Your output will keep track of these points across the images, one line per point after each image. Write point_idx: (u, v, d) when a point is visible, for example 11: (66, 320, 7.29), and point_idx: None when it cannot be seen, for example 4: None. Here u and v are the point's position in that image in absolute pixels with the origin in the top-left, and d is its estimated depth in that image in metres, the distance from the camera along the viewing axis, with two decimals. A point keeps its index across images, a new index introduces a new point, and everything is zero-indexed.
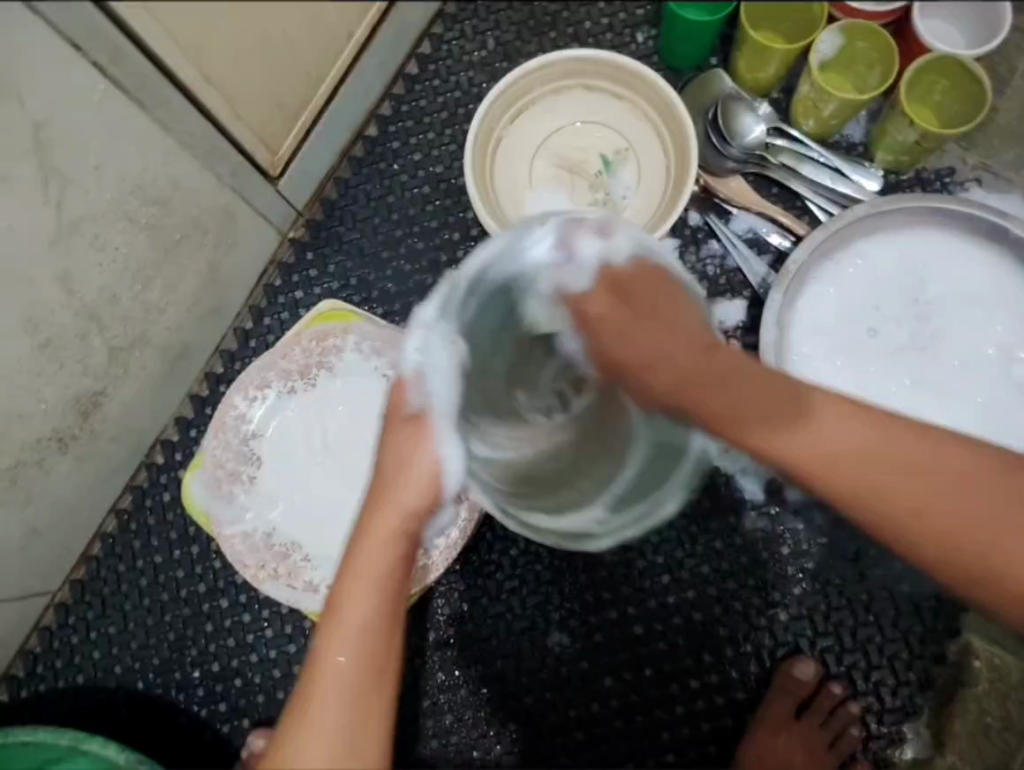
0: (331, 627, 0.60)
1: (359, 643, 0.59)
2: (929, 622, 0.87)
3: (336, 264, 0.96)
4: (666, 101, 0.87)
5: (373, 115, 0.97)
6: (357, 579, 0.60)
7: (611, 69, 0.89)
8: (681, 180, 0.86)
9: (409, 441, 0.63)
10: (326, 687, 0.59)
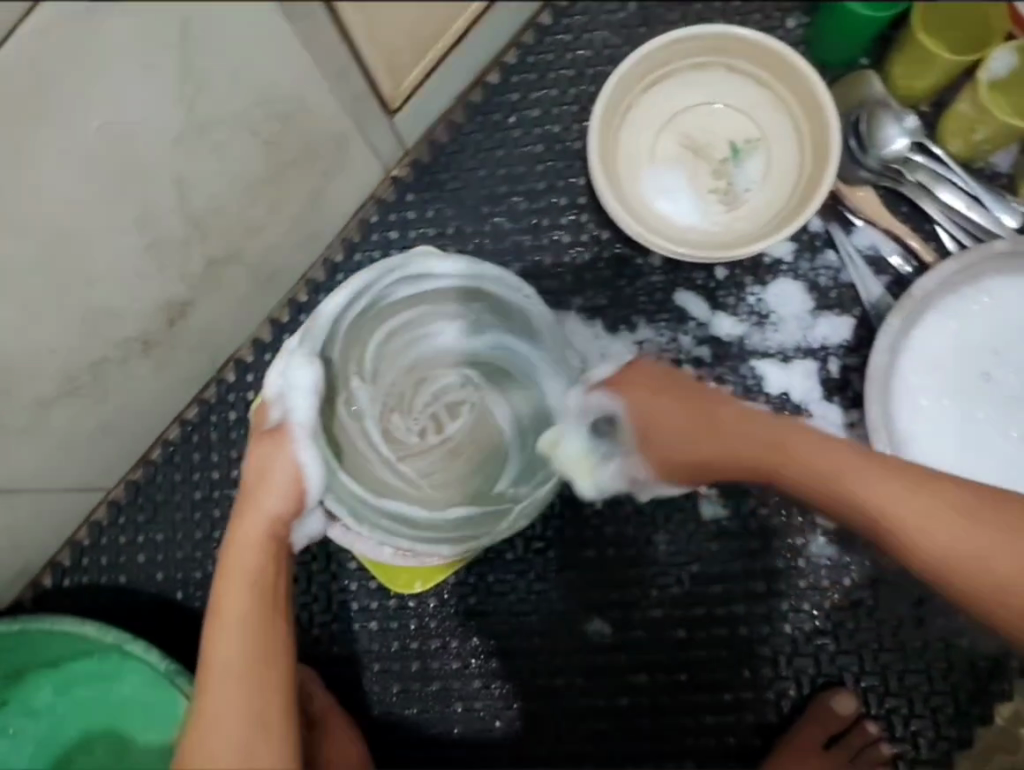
0: (216, 628, 0.67)
1: (241, 636, 0.67)
2: (983, 681, 0.84)
3: (434, 210, 0.93)
4: (814, 96, 0.83)
5: (498, 62, 0.93)
6: (235, 573, 0.69)
7: (761, 53, 0.84)
8: (815, 183, 0.82)
9: (259, 463, 0.74)
10: (220, 675, 0.65)
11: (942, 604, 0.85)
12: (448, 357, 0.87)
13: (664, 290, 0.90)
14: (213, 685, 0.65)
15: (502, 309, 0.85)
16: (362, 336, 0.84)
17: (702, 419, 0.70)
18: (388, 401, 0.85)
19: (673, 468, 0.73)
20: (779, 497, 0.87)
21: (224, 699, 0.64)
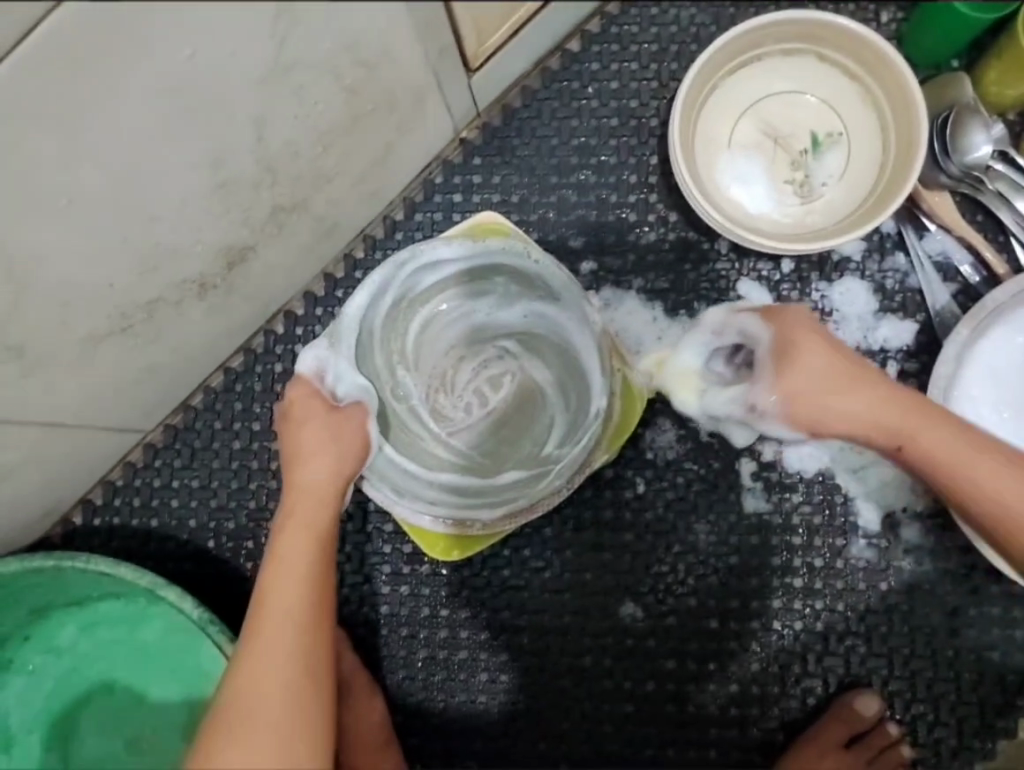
0: (270, 578, 0.70)
1: (295, 579, 0.70)
2: (1009, 696, 0.84)
3: (501, 176, 0.92)
4: (904, 93, 0.81)
5: (580, 29, 0.91)
6: (294, 527, 0.72)
7: (853, 46, 0.82)
8: (897, 182, 0.81)
9: (325, 427, 0.76)
10: (273, 622, 0.68)
11: (976, 617, 0.85)
12: (481, 334, 0.87)
13: (727, 278, 0.89)
14: (265, 632, 0.67)
15: (522, 277, 0.86)
16: (397, 328, 0.86)
17: (840, 376, 0.70)
18: (431, 385, 0.86)
19: (801, 420, 0.71)
20: (823, 496, 0.86)
21: (275, 646, 0.67)
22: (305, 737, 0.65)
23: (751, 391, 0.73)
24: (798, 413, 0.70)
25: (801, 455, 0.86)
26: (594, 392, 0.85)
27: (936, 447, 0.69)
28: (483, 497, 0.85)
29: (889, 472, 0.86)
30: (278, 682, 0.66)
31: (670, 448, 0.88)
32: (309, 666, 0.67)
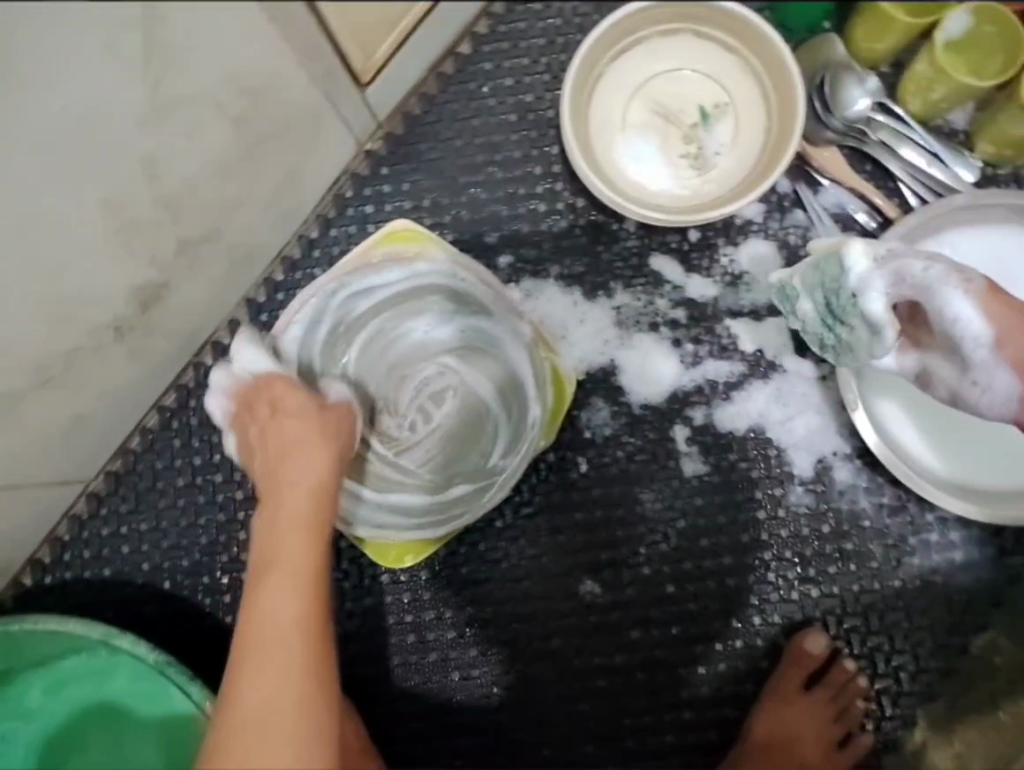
0: (269, 582, 0.67)
1: (299, 575, 0.67)
2: (958, 615, 0.88)
3: (411, 183, 0.93)
4: (778, 58, 0.84)
5: (468, 32, 0.93)
6: (289, 528, 0.69)
7: (726, 22, 0.86)
8: (782, 144, 0.85)
9: (322, 426, 0.74)
10: (276, 627, 0.64)
11: (916, 545, 0.88)
12: (422, 352, 0.87)
13: (640, 254, 0.92)
14: (273, 628, 0.64)
15: (456, 295, 0.87)
16: (336, 355, 0.86)
17: None
18: (375, 405, 0.87)
19: (1002, 314, 0.72)
20: (757, 450, 0.90)
21: (281, 651, 0.63)
22: (315, 752, 0.60)
23: (964, 271, 0.74)
24: (995, 304, 0.73)
25: (730, 414, 0.90)
26: (530, 405, 0.86)
27: None
28: (434, 512, 0.86)
29: (815, 419, 0.89)
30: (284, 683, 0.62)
31: (606, 424, 0.91)
32: (320, 665, 0.63)
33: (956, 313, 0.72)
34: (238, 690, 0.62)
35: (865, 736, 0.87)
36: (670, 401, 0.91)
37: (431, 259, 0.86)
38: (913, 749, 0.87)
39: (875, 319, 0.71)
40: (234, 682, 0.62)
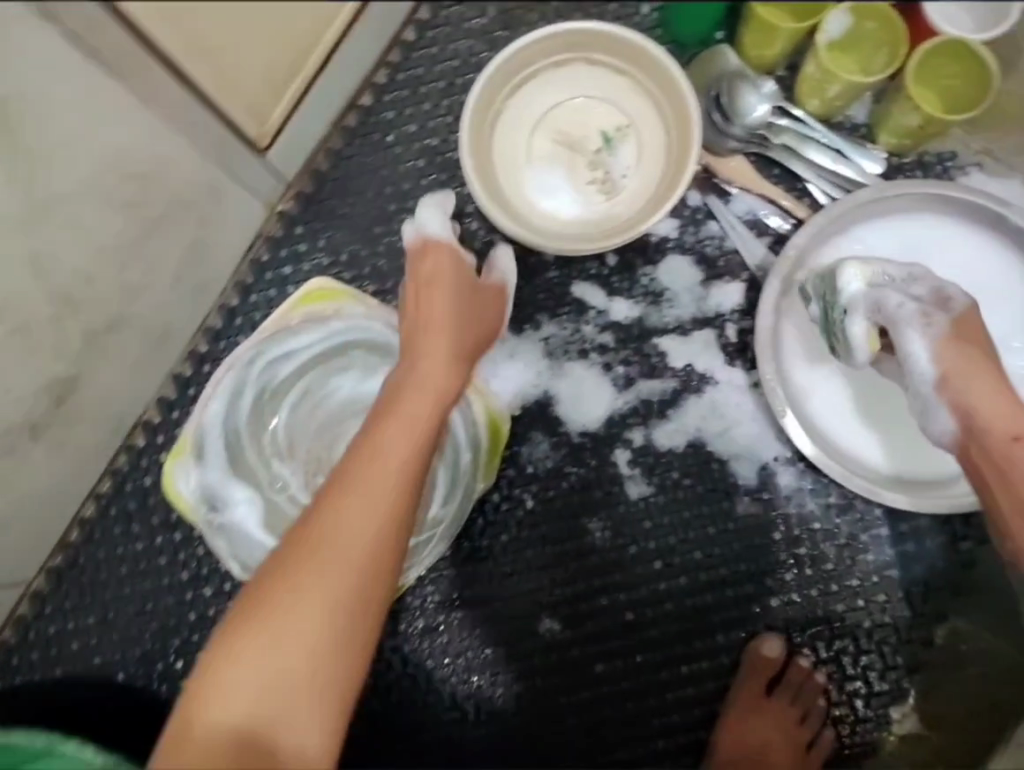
0: (387, 430, 0.71)
1: (411, 432, 0.70)
2: (918, 607, 0.88)
3: (327, 238, 0.92)
4: (669, 77, 0.85)
5: (368, 83, 0.93)
6: (416, 386, 0.73)
7: (613, 48, 0.86)
8: (682, 162, 0.85)
9: (460, 314, 0.80)
10: (382, 473, 0.68)
11: (868, 542, 0.88)
12: (350, 408, 0.85)
13: (561, 284, 0.92)
14: (373, 473, 0.68)
15: (380, 349, 0.85)
16: (263, 423, 0.84)
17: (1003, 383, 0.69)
18: (308, 469, 0.84)
19: (943, 360, 0.69)
20: (698, 465, 0.89)
21: (378, 497, 0.67)
22: (366, 603, 0.63)
23: (936, 312, 0.71)
24: (941, 350, 0.70)
25: (668, 432, 0.90)
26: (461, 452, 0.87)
27: None
28: None
29: (752, 428, 0.89)
30: (370, 532, 0.65)
31: (547, 457, 0.90)
32: (399, 527, 0.66)
33: (906, 348, 0.71)
34: (329, 515, 0.65)
35: (826, 740, 0.86)
36: (608, 427, 0.90)
37: (350, 314, 0.84)
38: (890, 749, 0.87)
39: (849, 339, 0.74)
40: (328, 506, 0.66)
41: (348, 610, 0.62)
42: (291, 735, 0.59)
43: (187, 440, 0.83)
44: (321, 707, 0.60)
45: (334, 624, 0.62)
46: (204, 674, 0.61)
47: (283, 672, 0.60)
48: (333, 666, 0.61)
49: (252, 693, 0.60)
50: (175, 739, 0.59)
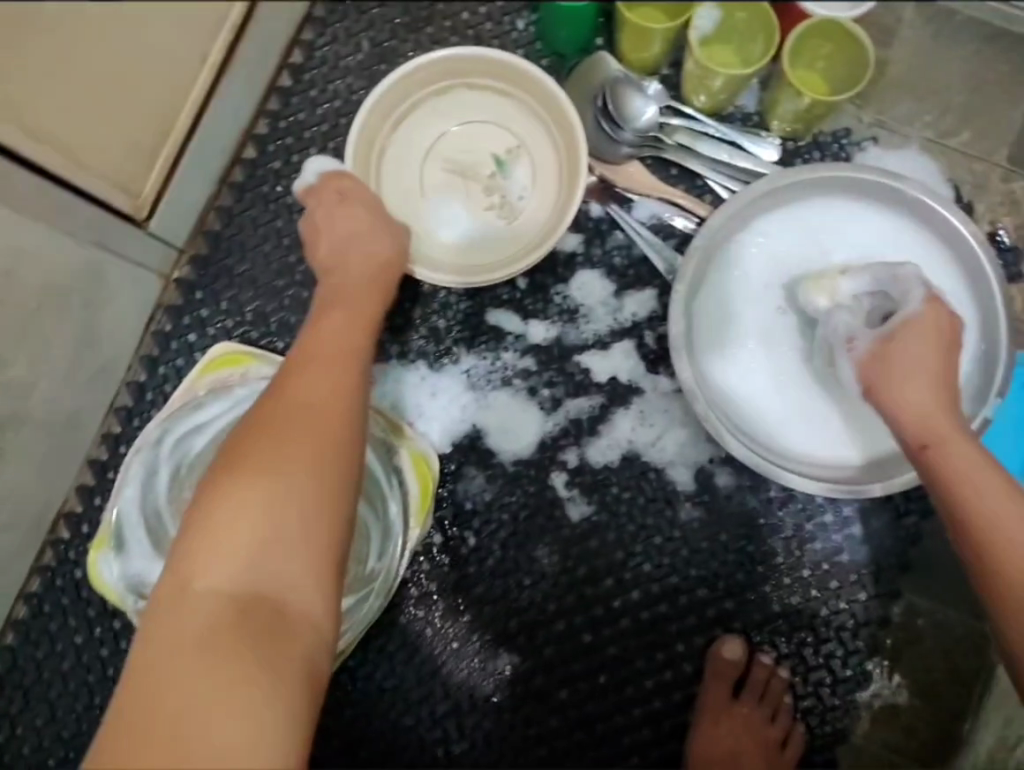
0: (330, 319, 0.68)
1: (352, 325, 0.68)
2: (873, 588, 0.87)
3: (229, 300, 0.89)
4: (548, 96, 0.83)
5: (249, 135, 0.89)
6: (348, 293, 0.72)
7: (493, 69, 0.84)
8: (574, 180, 0.83)
9: (386, 222, 0.76)
10: (330, 350, 0.65)
11: (814, 530, 0.88)
12: None
13: (474, 313, 0.90)
14: (321, 359, 0.64)
15: None
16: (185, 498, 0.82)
17: (929, 377, 0.69)
18: None
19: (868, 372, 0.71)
20: (636, 476, 0.88)
21: (335, 367, 0.63)
22: (345, 457, 0.58)
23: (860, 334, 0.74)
24: (865, 367, 0.72)
25: (601, 448, 0.88)
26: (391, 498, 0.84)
27: (965, 479, 0.63)
28: None
29: (683, 432, 0.88)
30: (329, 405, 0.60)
31: (484, 490, 0.89)
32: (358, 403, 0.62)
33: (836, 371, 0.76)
34: (287, 387, 0.61)
35: (796, 737, 0.86)
36: (541, 451, 0.89)
37: (258, 377, 0.83)
38: (861, 732, 0.87)
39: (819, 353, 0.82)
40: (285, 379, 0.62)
41: (331, 461, 0.57)
42: (292, 571, 0.53)
43: (106, 531, 0.80)
44: (320, 548, 0.55)
45: (323, 471, 0.56)
46: (184, 553, 0.53)
47: (274, 520, 0.54)
48: (324, 518, 0.55)
49: (245, 549, 0.53)
50: (171, 600, 0.52)
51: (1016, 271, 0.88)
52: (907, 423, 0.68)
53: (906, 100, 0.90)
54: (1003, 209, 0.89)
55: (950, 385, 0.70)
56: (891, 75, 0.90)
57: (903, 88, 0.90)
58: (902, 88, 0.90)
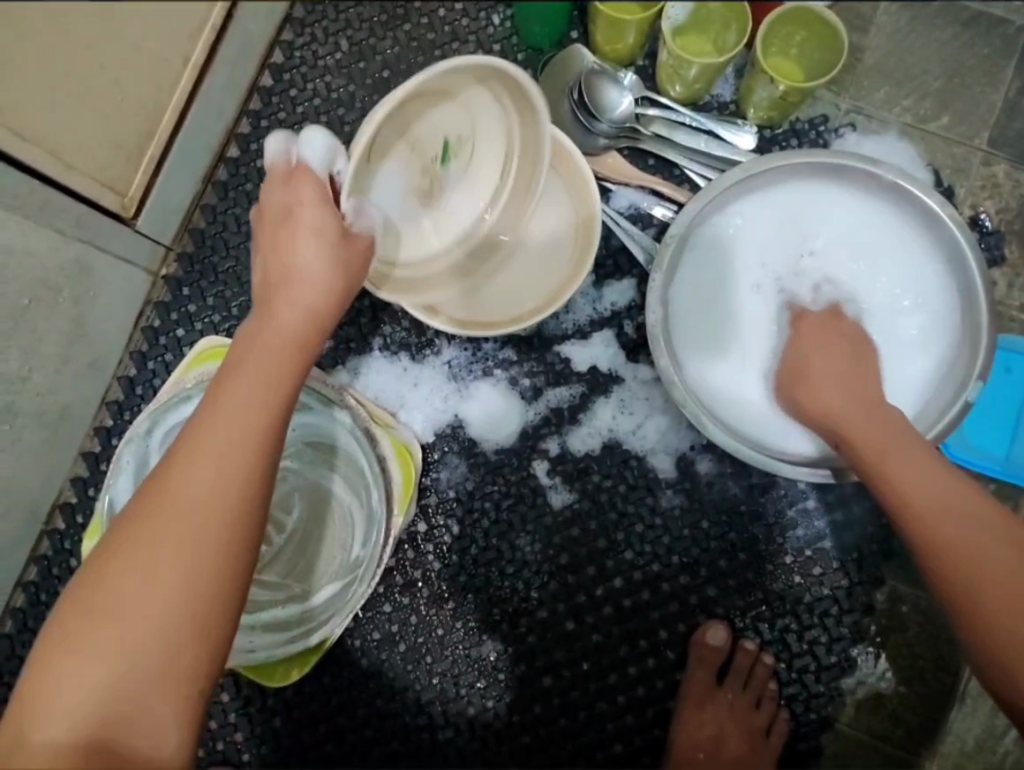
0: (236, 378, 0.55)
1: (259, 389, 0.55)
2: (856, 575, 0.87)
3: (215, 296, 0.91)
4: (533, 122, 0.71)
5: (233, 134, 0.91)
6: (268, 339, 0.58)
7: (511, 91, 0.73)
8: (587, 240, 0.83)
9: (341, 244, 0.62)
10: (227, 434, 0.52)
11: (795, 517, 0.87)
12: None
13: None
14: (203, 446, 0.52)
15: None
16: None
17: (840, 379, 0.76)
18: None
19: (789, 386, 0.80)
20: (617, 464, 0.89)
21: (229, 460, 0.51)
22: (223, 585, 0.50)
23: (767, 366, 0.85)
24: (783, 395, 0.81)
25: (582, 436, 0.89)
26: (373, 487, 0.84)
27: (879, 458, 0.70)
28: (307, 616, 0.83)
29: (663, 420, 0.89)
30: (203, 517, 0.50)
31: (465, 479, 0.90)
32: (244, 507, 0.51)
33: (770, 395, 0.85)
34: (165, 485, 0.51)
35: (781, 724, 0.85)
36: (522, 440, 0.90)
37: None
38: (847, 719, 0.86)
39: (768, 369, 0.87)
40: (165, 471, 0.51)
41: (205, 593, 0.49)
42: (144, 718, 0.47)
43: (98, 519, 0.81)
44: (182, 687, 0.49)
45: (191, 609, 0.49)
46: (32, 681, 0.47)
47: (130, 667, 0.47)
48: (187, 655, 0.49)
49: (95, 690, 0.47)
50: (11, 747, 0.46)
51: (998, 254, 0.87)
52: (826, 431, 0.75)
53: (883, 86, 0.90)
54: (985, 193, 0.88)
55: (860, 380, 0.76)
56: (867, 61, 0.90)
57: (879, 74, 0.90)
58: (880, 74, 0.90)
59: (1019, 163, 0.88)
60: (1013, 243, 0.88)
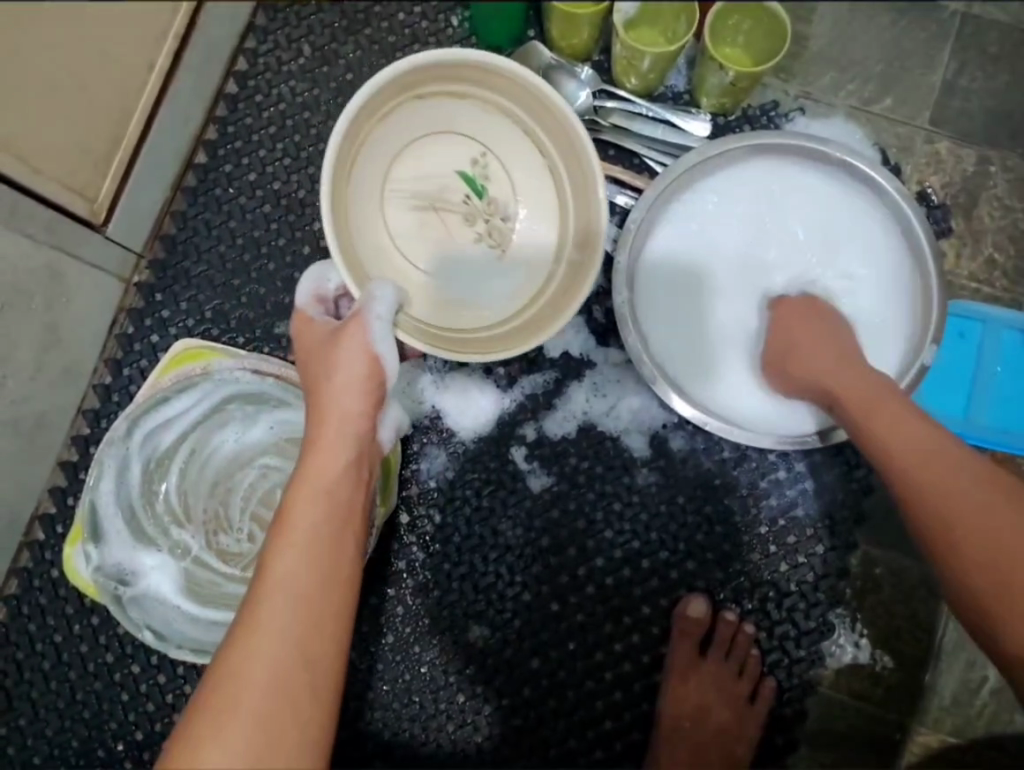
0: (286, 529, 0.61)
1: (311, 536, 0.60)
2: (830, 541, 0.89)
3: (188, 301, 0.92)
4: (536, 95, 0.76)
5: (200, 142, 0.93)
6: (309, 488, 0.63)
7: (458, 71, 0.76)
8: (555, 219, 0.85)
9: (362, 363, 0.69)
10: (286, 581, 0.58)
11: (768, 486, 0.90)
12: (237, 460, 0.87)
13: None
14: (269, 599, 0.57)
15: (256, 396, 0.86)
16: (155, 491, 0.86)
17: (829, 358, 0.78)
18: (207, 528, 0.86)
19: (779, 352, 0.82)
20: (592, 445, 0.91)
21: (289, 612, 0.57)
22: (309, 718, 0.56)
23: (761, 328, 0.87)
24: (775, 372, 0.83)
25: (557, 420, 0.91)
26: None
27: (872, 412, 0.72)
28: None
29: (636, 400, 0.91)
30: (284, 657, 0.56)
31: (445, 469, 0.91)
32: (318, 642, 0.57)
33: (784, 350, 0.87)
34: (241, 642, 0.56)
35: (767, 690, 0.88)
36: (499, 426, 0.91)
37: (220, 371, 0.84)
38: (827, 683, 0.89)
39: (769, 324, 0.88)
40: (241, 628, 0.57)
41: (293, 725, 0.55)
42: None
43: (81, 523, 0.83)
44: None
45: (276, 744, 0.54)
46: None
47: None
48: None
49: None
50: None
51: (945, 226, 0.91)
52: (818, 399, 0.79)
53: (827, 72, 0.94)
54: (930, 168, 0.92)
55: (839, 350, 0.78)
56: (813, 48, 0.94)
57: (824, 60, 0.94)
58: (825, 60, 0.94)
59: (959, 139, 0.93)
60: (959, 215, 0.92)
